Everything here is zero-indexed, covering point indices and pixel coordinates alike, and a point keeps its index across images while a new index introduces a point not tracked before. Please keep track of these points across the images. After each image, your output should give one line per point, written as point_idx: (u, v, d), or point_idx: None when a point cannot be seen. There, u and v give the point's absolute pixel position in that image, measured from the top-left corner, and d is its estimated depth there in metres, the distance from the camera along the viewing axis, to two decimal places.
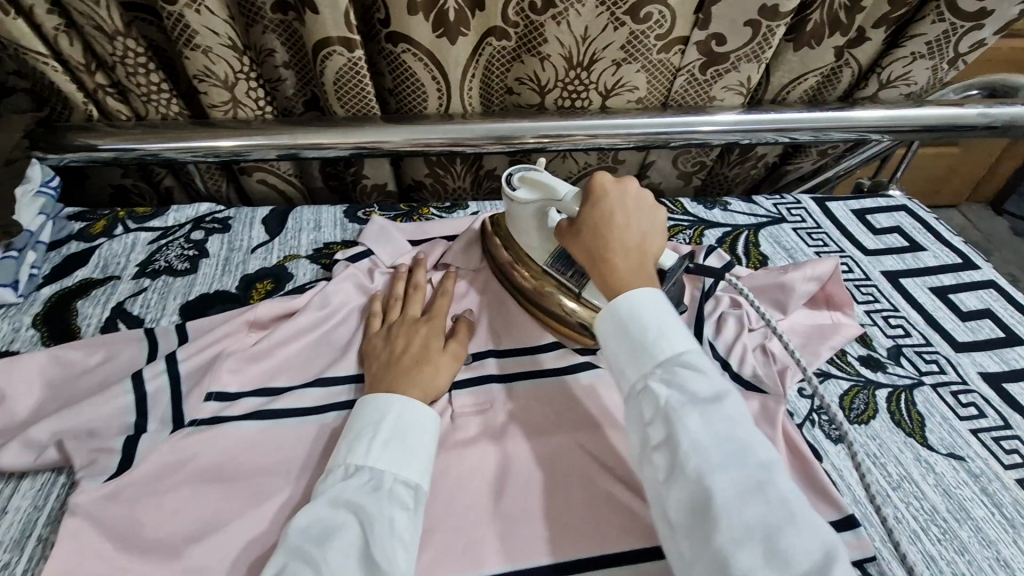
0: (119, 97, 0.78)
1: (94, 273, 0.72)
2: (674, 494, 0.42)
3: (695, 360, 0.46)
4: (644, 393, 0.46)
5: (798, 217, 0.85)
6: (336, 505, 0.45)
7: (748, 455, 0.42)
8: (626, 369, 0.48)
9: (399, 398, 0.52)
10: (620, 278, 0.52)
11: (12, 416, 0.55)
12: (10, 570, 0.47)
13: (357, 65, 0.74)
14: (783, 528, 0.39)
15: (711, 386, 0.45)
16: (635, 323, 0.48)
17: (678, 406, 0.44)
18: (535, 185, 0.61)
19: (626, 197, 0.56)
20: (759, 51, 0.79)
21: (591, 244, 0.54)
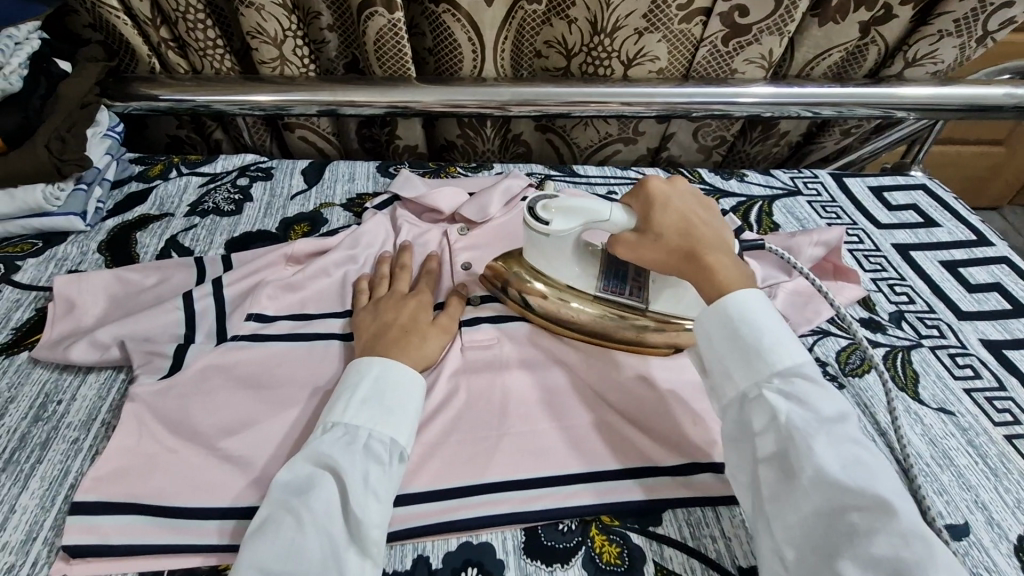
0: (179, 52, 0.85)
1: (151, 209, 0.79)
2: (790, 508, 0.43)
3: (813, 374, 0.47)
4: (757, 402, 0.47)
5: (814, 191, 0.87)
6: (310, 461, 0.46)
7: (877, 478, 0.42)
8: (736, 376, 0.48)
9: (383, 359, 0.52)
10: (722, 273, 0.52)
11: (80, 322, 0.62)
12: (78, 445, 0.53)
13: (396, 26, 0.80)
14: (916, 561, 0.39)
15: (834, 407, 0.45)
16: (748, 331, 0.49)
17: (799, 421, 0.44)
18: (570, 211, 0.55)
19: (683, 195, 0.57)
20: (782, 24, 0.81)
21: (681, 244, 0.53)
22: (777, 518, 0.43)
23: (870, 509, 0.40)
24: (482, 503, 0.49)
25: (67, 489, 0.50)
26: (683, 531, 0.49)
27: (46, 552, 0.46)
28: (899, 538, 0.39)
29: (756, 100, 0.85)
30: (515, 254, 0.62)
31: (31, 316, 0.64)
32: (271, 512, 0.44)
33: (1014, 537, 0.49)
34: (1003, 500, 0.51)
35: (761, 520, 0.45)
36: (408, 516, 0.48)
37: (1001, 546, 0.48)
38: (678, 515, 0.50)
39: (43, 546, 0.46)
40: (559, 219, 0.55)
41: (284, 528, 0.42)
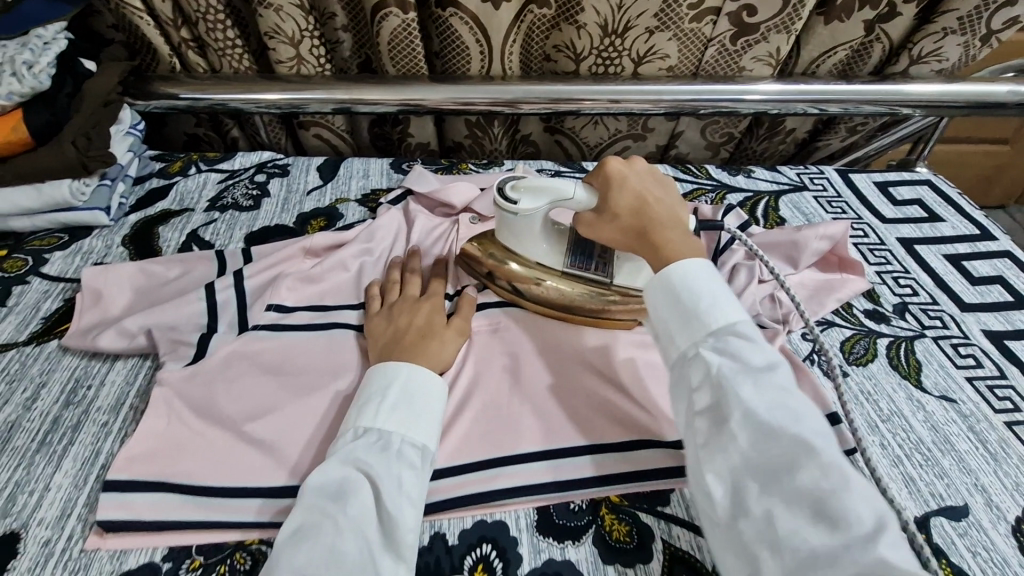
0: (198, 51, 0.87)
1: (172, 205, 0.82)
2: (721, 454, 0.44)
3: (746, 330, 0.48)
4: (694, 359, 0.48)
5: (820, 186, 0.89)
6: (345, 465, 0.46)
7: (801, 419, 0.43)
8: (676, 338, 0.50)
9: (409, 365, 0.53)
10: (666, 248, 0.54)
11: (107, 312, 0.65)
12: (108, 427, 0.55)
13: (410, 26, 0.82)
14: (837, 493, 0.39)
15: (764, 356, 0.46)
16: (687, 294, 0.51)
17: (728, 373, 0.46)
18: (535, 190, 0.58)
19: (641, 175, 0.59)
20: (789, 22, 0.82)
21: (632, 222, 0.56)
22: (709, 465, 0.44)
23: (792, 448, 0.41)
24: (493, 479, 0.51)
25: (98, 469, 0.52)
26: (690, 511, 0.51)
27: (80, 527, 0.48)
28: (821, 471, 0.40)
29: (757, 97, 0.87)
30: (488, 236, 0.66)
31: (59, 307, 0.66)
32: (307, 515, 0.44)
33: (1012, 518, 0.51)
34: (1002, 484, 0.53)
35: (696, 470, 0.45)
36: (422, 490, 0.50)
37: (1000, 528, 0.50)
38: (686, 497, 0.52)
39: (78, 523, 0.48)
40: (528, 198, 0.59)
41: (322, 530, 0.42)
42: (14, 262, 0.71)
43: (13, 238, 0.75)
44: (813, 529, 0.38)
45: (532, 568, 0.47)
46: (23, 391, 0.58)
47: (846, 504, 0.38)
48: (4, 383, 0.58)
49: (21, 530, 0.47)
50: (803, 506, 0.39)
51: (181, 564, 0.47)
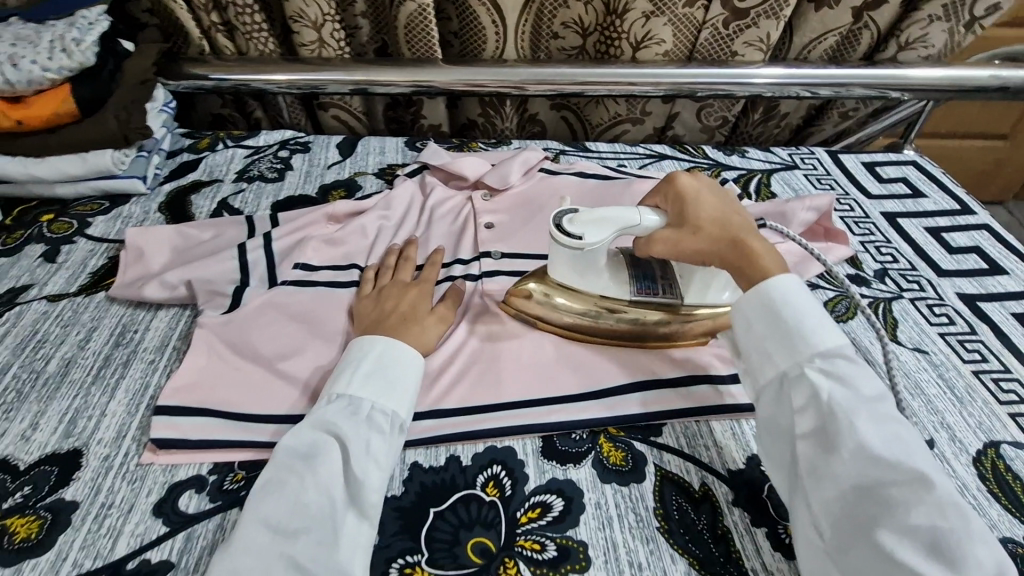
0: (226, 35, 0.93)
1: (203, 176, 0.88)
2: (829, 483, 0.44)
3: (849, 354, 0.49)
4: (799, 379, 0.48)
5: (810, 165, 0.94)
6: (316, 428, 0.50)
7: (915, 454, 0.44)
8: (777, 357, 0.50)
9: (385, 341, 0.55)
10: (764, 256, 0.53)
11: (148, 268, 0.71)
12: (155, 365, 0.61)
13: (425, 11, 0.87)
14: (952, 531, 0.40)
15: (872, 385, 0.47)
16: (788, 314, 0.50)
17: (841, 400, 0.46)
18: (598, 222, 0.56)
19: (714, 187, 0.58)
20: (777, 9, 0.88)
21: (721, 232, 0.55)
22: (815, 492, 0.45)
23: (909, 484, 0.42)
24: (500, 417, 0.56)
25: (148, 399, 0.57)
26: (680, 441, 0.56)
27: (134, 447, 0.54)
28: (938, 510, 0.41)
29: (763, 81, 0.92)
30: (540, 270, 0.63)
31: (105, 263, 0.72)
32: (275, 471, 0.47)
33: (973, 450, 0.56)
34: (965, 422, 0.58)
35: (799, 496, 0.46)
36: (437, 426, 0.55)
37: (961, 458, 0.55)
38: (676, 429, 0.57)
39: (132, 443, 0.54)
40: (592, 231, 0.56)
41: (289, 483, 0.46)
42: (61, 225, 0.77)
43: (58, 204, 0.82)
44: (930, 564, 0.39)
45: (538, 484, 0.52)
46: (77, 334, 0.63)
47: (962, 542, 0.40)
48: (59, 327, 0.64)
49: (82, 447, 0.53)
50: (918, 540, 0.40)
51: (226, 476, 0.52)
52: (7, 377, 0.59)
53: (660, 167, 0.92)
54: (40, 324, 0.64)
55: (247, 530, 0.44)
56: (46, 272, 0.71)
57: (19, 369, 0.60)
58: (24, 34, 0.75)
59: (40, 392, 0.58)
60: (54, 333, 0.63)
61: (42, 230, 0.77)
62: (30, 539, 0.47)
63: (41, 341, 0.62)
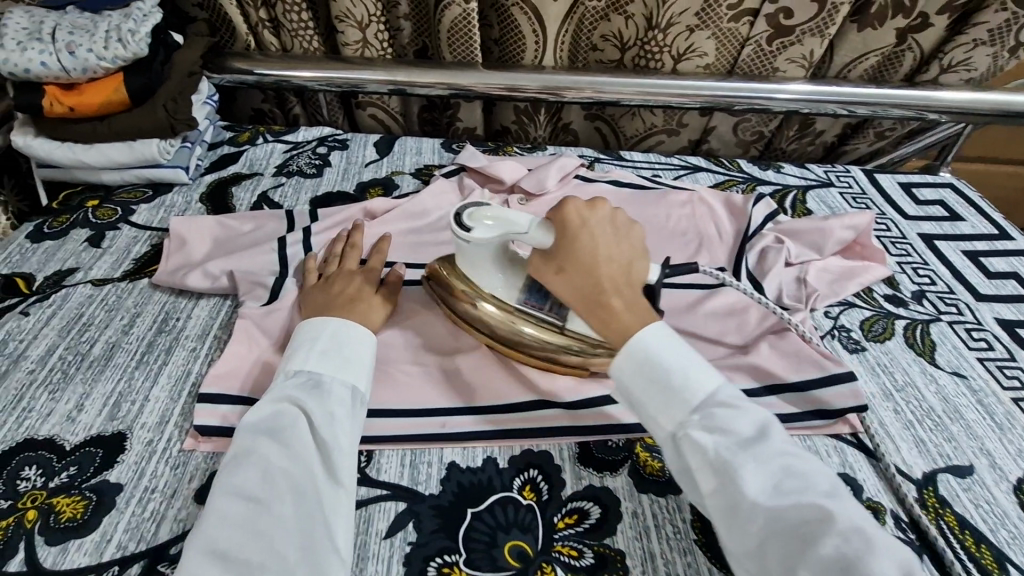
0: (272, 31, 0.94)
1: (243, 168, 0.89)
2: (745, 542, 0.42)
3: (731, 397, 0.46)
4: (684, 438, 0.46)
5: (846, 183, 0.94)
6: (276, 401, 0.50)
7: (808, 485, 0.42)
8: (659, 417, 0.47)
9: (337, 321, 0.57)
10: (620, 320, 0.50)
11: (190, 257, 0.72)
12: (197, 353, 0.62)
13: (469, 16, 0.88)
14: (862, 555, 0.38)
15: (751, 424, 0.45)
16: (658, 364, 0.48)
17: (725, 451, 0.43)
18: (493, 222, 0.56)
19: (604, 223, 0.53)
20: (823, 27, 0.88)
21: (583, 289, 0.51)
22: (737, 553, 0.42)
23: (812, 514, 0.40)
24: (534, 417, 0.56)
25: (190, 387, 0.58)
26: None
27: (177, 433, 0.54)
28: (842, 536, 0.38)
29: (802, 98, 0.92)
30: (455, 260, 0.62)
31: (148, 250, 0.74)
32: (240, 447, 0.48)
33: (1014, 478, 0.55)
34: (1006, 449, 0.57)
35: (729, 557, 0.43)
36: (475, 422, 0.56)
37: (1001, 485, 0.55)
38: None
39: (174, 429, 0.55)
40: (481, 229, 0.56)
41: (255, 454, 0.47)
42: (105, 211, 0.79)
43: (103, 190, 0.83)
44: None
45: (575, 490, 0.52)
46: (121, 318, 0.65)
47: (874, 567, 0.37)
48: (104, 311, 0.65)
49: (126, 430, 0.54)
50: None
51: None
52: (54, 358, 0.60)
53: (695, 179, 0.92)
54: (84, 307, 0.65)
55: (221, 500, 0.44)
56: (91, 257, 0.72)
57: (65, 351, 0.61)
58: (80, 22, 0.76)
59: (85, 375, 0.59)
60: (99, 316, 0.65)
61: (87, 215, 0.78)
62: (76, 519, 0.48)
63: (86, 325, 0.64)
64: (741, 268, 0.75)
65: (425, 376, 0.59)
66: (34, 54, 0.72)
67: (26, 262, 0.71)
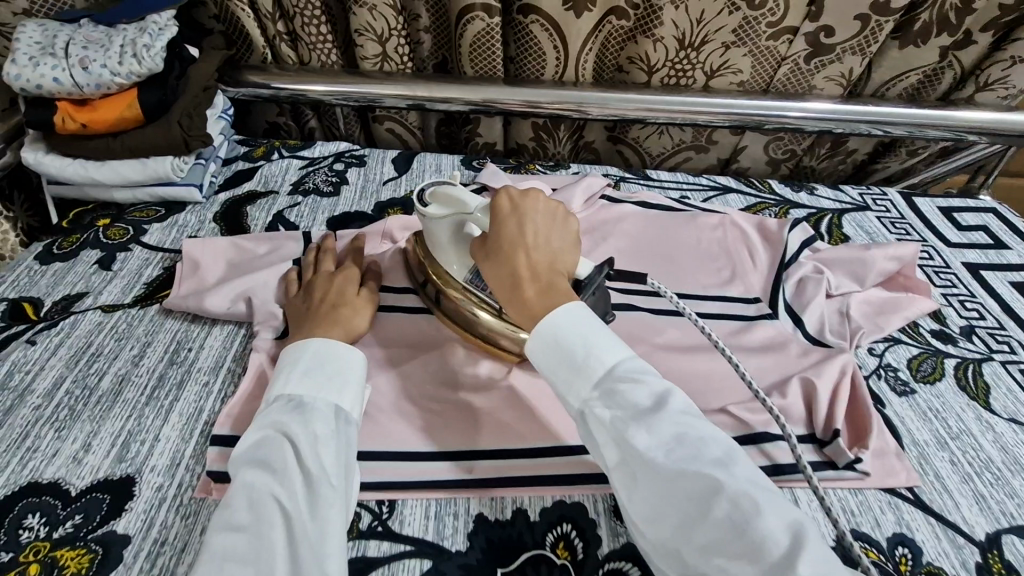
0: (290, 45, 0.92)
1: (258, 186, 0.86)
2: (645, 510, 0.43)
3: (629, 371, 0.47)
4: (588, 412, 0.47)
5: (883, 207, 0.89)
6: (264, 428, 0.48)
7: (701, 451, 0.42)
8: (568, 395, 0.49)
9: (319, 342, 0.55)
10: (532, 301, 0.52)
11: (203, 281, 0.69)
12: (209, 388, 0.59)
13: (492, 31, 0.85)
14: (748, 519, 0.39)
15: (651, 395, 0.45)
16: (564, 340, 0.49)
17: (621, 422, 0.45)
18: (445, 200, 0.60)
19: (533, 216, 0.56)
20: (866, 45, 0.85)
21: (503, 266, 0.54)
22: (635, 515, 0.43)
23: (701, 482, 0.41)
24: (564, 463, 0.53)
25: (202, 426, 0.55)
26: None
27: (188, 477, 0.51)
28: (732, 504, 0.39)
29: (839, 118, 0.88)
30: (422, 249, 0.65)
31: (160, 274, 0.71)
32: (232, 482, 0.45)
33: None
34: None
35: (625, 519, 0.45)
36: (506, 468, 0.53)
37: None
38: None
39: (185, 473, 0.52)
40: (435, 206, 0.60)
41: (241, 485, 0.44)
42: (116, 230, 0.76)
43: (115, 208, 0.81)
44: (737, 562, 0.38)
45: (612, 548, 0.49)
46: (131, 349, 0.62)
47: (758, 526, 0.38)
48: (113, 340, 0.63)
49: (135, 474, 0.51)
50: (726, 541, 0.39)
51: None
52: (61, 393, 0.57)
53: (726, 201, 0.89)
54: (93, 336, 0.63)
55: (216, 536, 0.41)
56: (101, 280, 0.70)
57: (72, 384, 0.58)
58: (94, 36, 0.74)
59: (92, 411, 0.56)
60: (108, 346, 0.62)
61: (98, 235, 0.76)
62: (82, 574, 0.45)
63: (95, 356, 0.61)
64: (778, 301, 0.71)
65: (448, 415, 0.56)
66: (47, 69, 0.70)
67: (35, 285, 0.68)
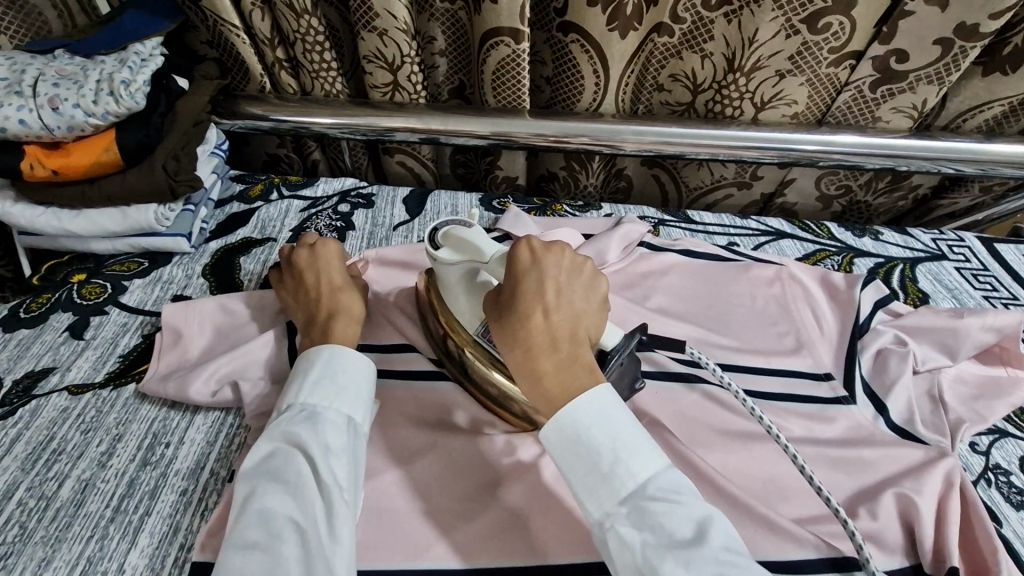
0: (291, 72, 0.83)
1: (254, 232, 0.77)
2: None
3: (663, 490, 0.40)
4: (611, 533, 0.40)
5: (962, 256, 0.79)
6: (276, 440, 0.44)
7: None
8: (586, 503, 0.41)
9: (331, 346, 0.50)
10: (548, 378, 0.44)
11: (184, 354, 0.59)
12: (188, 496, 0.50)
13: (519, 57, 0.75)
14: None
15: (692, 524, 0.38)
16: (588, 442, 0.42)
17: (654, 552, 0.37)
18: (459, 244, 0.52)
19: (553, 270, 0.46)
20: (945, 73, 0.73)
21: (516, 328, 0.45)
22: None
23: None
24: None
25: (176, 550, 0.47)
26: None
27: None
28: None
29: (910, 154, 0.78)
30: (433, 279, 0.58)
31: (137, 344, 0.62)
32: (239, 495, 0.42)
33: None
34: None
35: None
36: None
37: None
38: None
39: None
40: (447, 250, 0.52)
41: (250, 501, 0.41)
42: (93, 288, 0.68)
43: (93, 260, 0.72)
44: None
45: None
46: (98, 444, 0.53)
47: None
48: (79, 432, 0.54)
49: None
50: None
51: None
52: (11, 505, 0.49)
53: (780, 249, 0.78)
54: (56, 428, 0.54)
55: (225, 558, 0.37)
56: (70, 352, 0.61)
57: (26, 493, 0.50)
58: (68, 69, 0.65)
59: (47, 531, 0.47)
60: (72, 441, 0.53)
61: (72, 295, 0.67)
62: None
63: (56, 454, 0.52)
64: (856, 376, 0.60)
65: (478, 524, 0.48)
66: (11, 110, 0.61)
67: None
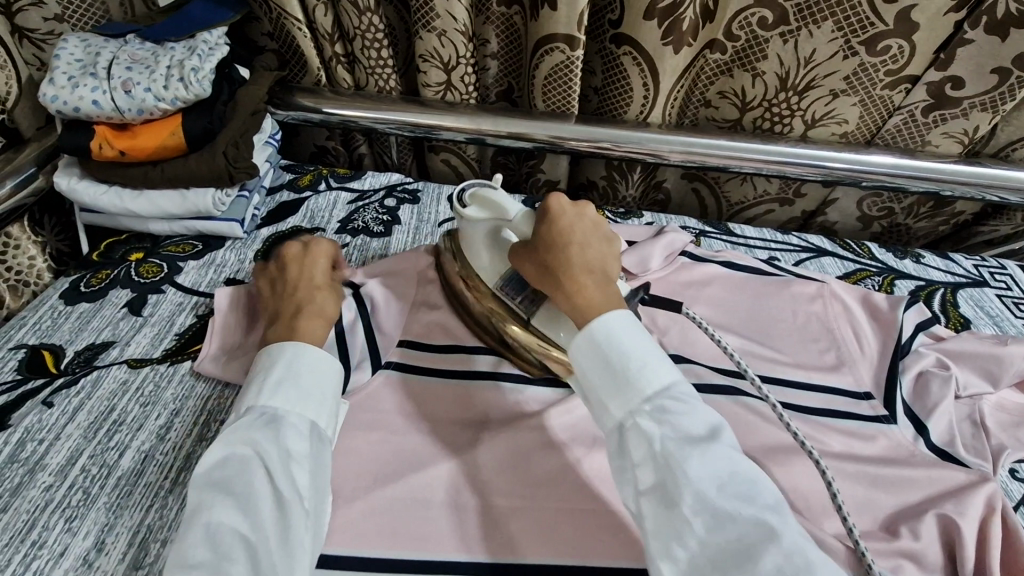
0: (347, 66, 0.84)
1: (303, 222, 0.79)
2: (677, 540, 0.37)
3: (683, 393, 0.43)
4: (633, 430, 0.42)
5: (1003, 284, 0.79)
6: (231, 446, 0.43)
7: (753, 494, 0.38)
8: (609, 404, 0.44)
9: (289, 344, 0.50)
10: (588, 297, 0.47)
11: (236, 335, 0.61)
12: None
13: (572, 64, 0.76)
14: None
15: (703, 423, 0.41)
16: (618, 351, 0.44)
17: (670, 446, 0.39)
18: (485, 203, 0.58)
19: (584, 218, 0.52)
20: (999, 102, 0.74)
21: (555, 256, 0.49)
22: (663, 552, 0.38)
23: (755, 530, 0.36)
24: None
25: None
26: None
27: None
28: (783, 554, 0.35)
29: (958, 180, 0.78)
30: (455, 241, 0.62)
31: (192, 323, 0.64)
32: (189, 507, 0.41)
33: None
34: None
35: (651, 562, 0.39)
36: None
37: None
38: None
39: None
40: (474, 208, 0.58)
41: (201, 514, 0.40)
42: (150, 267, 0.70)
43: (149, 240, 0.74)
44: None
45: None
46: (156, 417, 0.55)
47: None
48: (138, 405, 0.56)
49: None
50: None
51: None
52: (75, 471, 0.51)
53: (821, 266, 0.79)
54: (116, 400, 0.56)
55: None
56: (129, 328, 0.63)
57: (89, 459, 0.52)
58: (140, 55, 0.67)
59: (109, 497, 0.49)
60: (131, 413, 0.55)
61: (130, 272, 0.69)
62: None
63: (117, 424, 0.54)
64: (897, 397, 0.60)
65: (518, 522, 0.48)
66: (86, 91, 0.64)
67: (57, 330, 0.63)
